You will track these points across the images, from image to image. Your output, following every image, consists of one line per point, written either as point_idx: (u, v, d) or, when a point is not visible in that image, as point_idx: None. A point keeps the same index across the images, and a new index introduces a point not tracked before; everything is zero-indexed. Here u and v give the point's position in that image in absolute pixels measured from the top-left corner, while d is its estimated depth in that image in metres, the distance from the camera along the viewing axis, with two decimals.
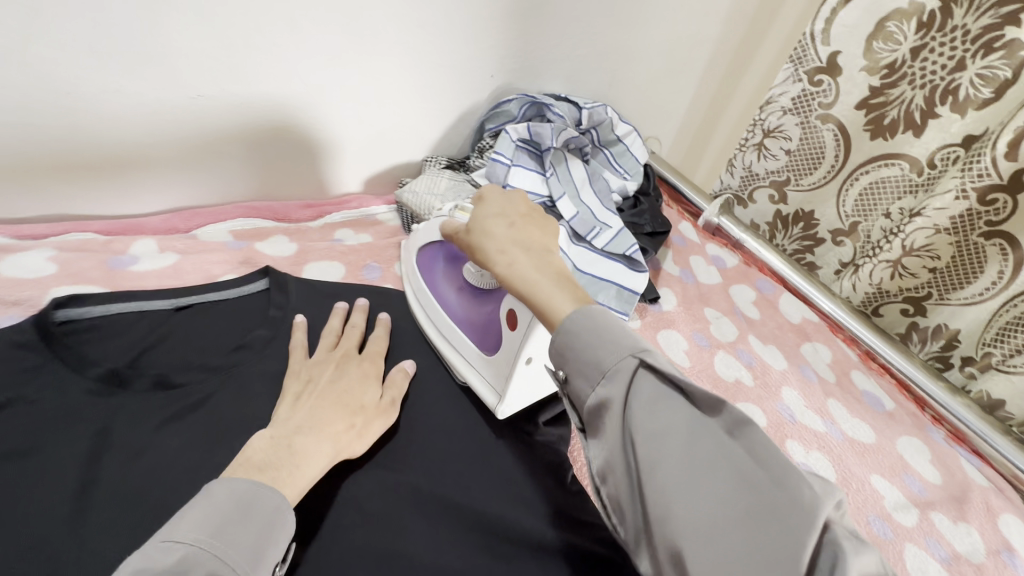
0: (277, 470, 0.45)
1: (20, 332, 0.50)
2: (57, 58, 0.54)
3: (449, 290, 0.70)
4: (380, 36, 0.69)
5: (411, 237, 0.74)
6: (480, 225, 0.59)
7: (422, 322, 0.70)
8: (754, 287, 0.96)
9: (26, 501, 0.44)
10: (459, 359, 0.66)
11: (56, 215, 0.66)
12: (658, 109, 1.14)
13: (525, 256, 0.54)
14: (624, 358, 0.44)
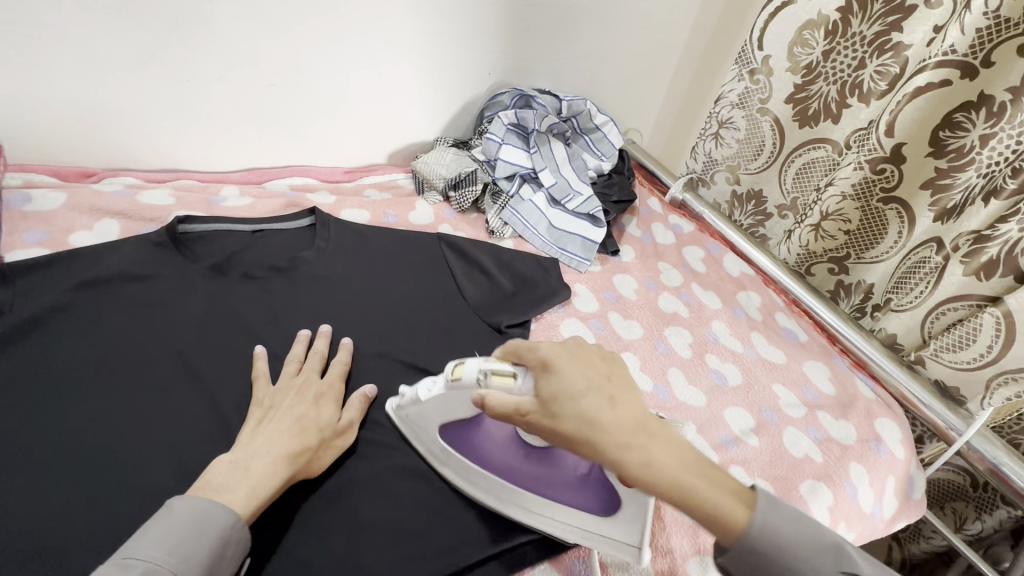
0: (231, 491, 0.55)
1: (158, 237, 0.75)
2: (182, 54, 0.79)
3: (516, 464, 0.64)
4: (399, 40, 0.94)
5: (418, 411, 0.64)
6: (568, 402, 0.49)
7: (501, 506, 0.64)
8: (704, 248, 1.16)
9: (168, 332, 0.70)
10: (570, 531, 0.62)
11: (171, 167, 0.92)
12: (634, 104, 1.36)
13: (652, 443, 0.48)
14: (833, 574, 0.45)
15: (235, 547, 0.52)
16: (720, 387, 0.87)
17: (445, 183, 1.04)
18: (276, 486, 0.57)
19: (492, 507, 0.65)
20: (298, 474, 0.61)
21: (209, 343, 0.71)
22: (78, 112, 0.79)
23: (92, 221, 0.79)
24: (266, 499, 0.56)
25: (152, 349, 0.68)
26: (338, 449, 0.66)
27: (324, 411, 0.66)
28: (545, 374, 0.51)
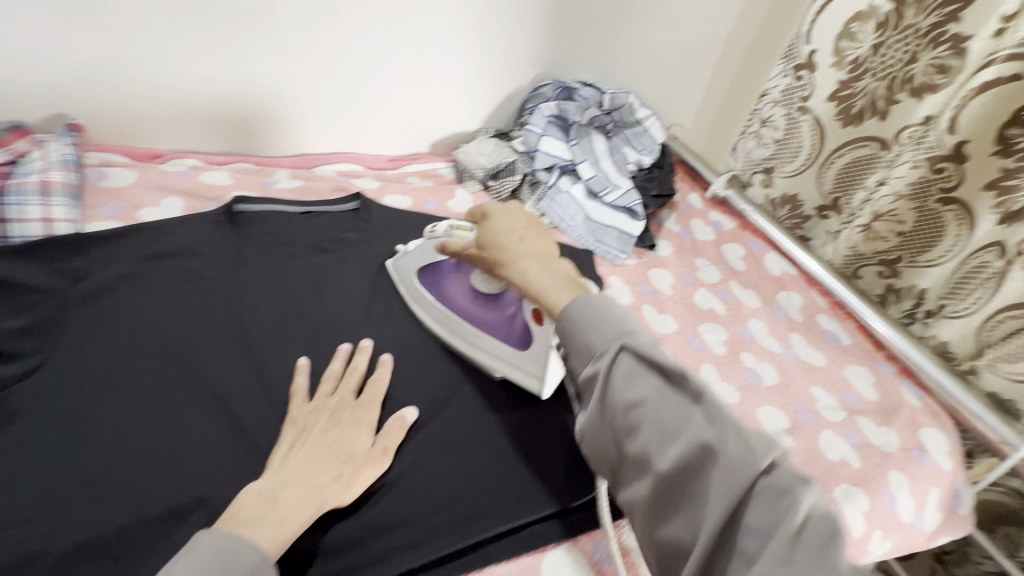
0: (259, 525, 0.49)
1: (218, 215, 0.81)
2: (246, 43, 0.85)
3: (462, 302, 0.77)
4: (445, 31, 0.97)
5: (405, 262, 0.81)
6: (488, 236, 0.67)
7: (445, 337, 0.76)
8: (745, 246, 1.14)
9: (225, 300, 0.73)
10: (495, 358, 0.74)
11: (230, 151, 0.97)
12: (678, 99, 1.34)
13: (531, 262, 0.62)
14: (609, 341, 0.51)
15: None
16: (754, 385, 0.85)
17: (484, 173, 1.07)
18: (304, 519, 0.52)
19: (440, 338, 0.77)
20: (328, 505, 0.55)
21: (265, 313, 0.73)
22: (151, 96, 0.85)
23: (159, 198, 0.84)
24: (293, 535, 0.51)
25: (213, 316, 0.71)
26: (374, 477, 0.60)
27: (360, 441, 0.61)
28: (483, 220, 0.69)
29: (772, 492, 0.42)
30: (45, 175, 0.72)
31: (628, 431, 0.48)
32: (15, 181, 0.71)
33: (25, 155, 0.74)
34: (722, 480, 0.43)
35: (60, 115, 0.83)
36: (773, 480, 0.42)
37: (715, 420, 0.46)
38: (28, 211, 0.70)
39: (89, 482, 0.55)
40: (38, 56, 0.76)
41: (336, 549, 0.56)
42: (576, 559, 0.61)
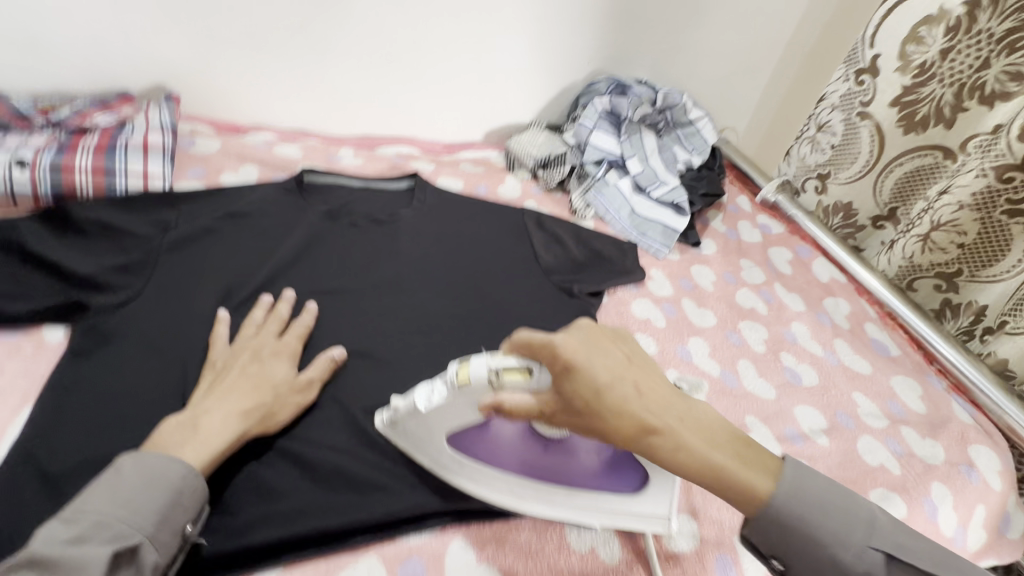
0: (181, 446, 0.53)
1: (287, 183, 0.85)
2: (324, 30, 0.92)
3: (536, 460, 0.59)
4: (505, 24, 1.01)
5: (422, 426, 0.57)
6: (596, 403, 0.47)
7: (523, 508, 0.59)
8: (793, 250, 1.12)
9: (293, 253, 0.79)
10: (601, 515, 0.59)
11: (300, 128, 1.04)
12: (732, 102, 1.33)
13: (686, 430, 0.49)
14: (864, 551, 0.47)
15: (194, 499, 0.51)
16: (792, 385, 0.84)
17: (534, 162, 1.10)
18: (225, 443, 0.56)
19: (523, 509, 0.59)
20: (252, 428, 0.58)
21: (326, 272, 0.79)
22: (236, 74, 0.94)
23: (237, 164, 0.92)
24: (221, 453, 0.55)
25: (281, 266, 0.77)
26: (297, 407, 0.62)
27: (276, 370, 0.63)
28: (566, 374, 0.47)
29: None
30: (145, 138, 0.80)
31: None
32: (120, 141, 0.78)
33: (129, 120, 0.83)
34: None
35: (159, 87, 0.92)
36: None
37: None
38: (129, 167, 0.77)
39: (171, 399, 0.61)
40: (148, 35, 0.86)
41: (364, 484, 0.59)
42: (602, 520, 0.62)
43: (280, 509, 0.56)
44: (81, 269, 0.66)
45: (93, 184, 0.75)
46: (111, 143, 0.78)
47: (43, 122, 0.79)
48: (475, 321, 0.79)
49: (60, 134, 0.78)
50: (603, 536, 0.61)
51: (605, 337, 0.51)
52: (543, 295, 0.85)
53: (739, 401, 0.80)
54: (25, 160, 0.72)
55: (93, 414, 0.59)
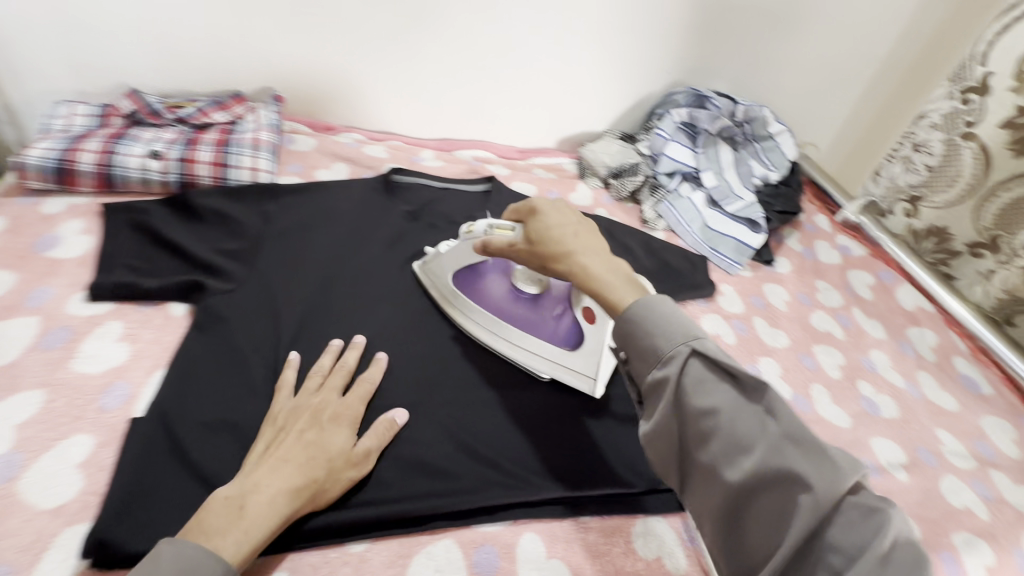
0: (223, 534, 0.47)
1: (375, 182, 0.91)
2: (418, 38, 0.97)
3: (505, 302, 0.73)
4: (588, 33, 1.02)
5: (439, 265, 0.75)
6: (541, 236, 0.60)
7: (488, 341, 0.74)
8: (875, 275, 1.07)
9: (373, 249, 0.82)
10: (541, 359, 0.72)
11: (386, 130, 1.11)
12: (816, 117, 1.28)
13: (593, 257, 0.57)
14: (679, 346, 0.49)
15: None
16: (870, 415, 0.81)
17: (607, 171, 1.11)
18: (271, 528, 0.50)
19: (482, 339, 0.74)
20: (302, 509, 0.53)
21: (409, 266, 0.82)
22: (334, 78, 1.01)
23: (330, 162, 0.99)
24: (263, 542, 0.49)
25: (363, 260, 0.80)
26: (351, 481, 0.56)
27: (336, 438, 0.57)
28: (530, 216, 0.62)
29: (853, 515, 0.41)
30: (257, 134, 0.88)
31: (698, 438, 0.47)
32: (236, 136, 0.87)
33: (242, 118, 0.91)
34: (807, 499, 0.42)
35: (266, 88, 1.01)
36: (855, 499, 0.42)
37: (785, 433, 0.45)
38: (242, 160, 0.85)
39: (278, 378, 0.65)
40: (262, 41, 0.94)
41: (439, 474, 0.61)
42: (669, 532, 0.62)
43: (391, 493, 0.58)
44: (203, 254, 0.73)
45: (211, 175, 0.83)
46: (227, 139, 0.86)
47: (171, 117, 0.88)
48: None
49: (185, 129, 0.87)
50: (670, 547, 0.61)
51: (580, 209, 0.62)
52: None
53: (811, 426, 0.78)
54: (158, 152, 0.81)
55: (209, 387, 0.63)
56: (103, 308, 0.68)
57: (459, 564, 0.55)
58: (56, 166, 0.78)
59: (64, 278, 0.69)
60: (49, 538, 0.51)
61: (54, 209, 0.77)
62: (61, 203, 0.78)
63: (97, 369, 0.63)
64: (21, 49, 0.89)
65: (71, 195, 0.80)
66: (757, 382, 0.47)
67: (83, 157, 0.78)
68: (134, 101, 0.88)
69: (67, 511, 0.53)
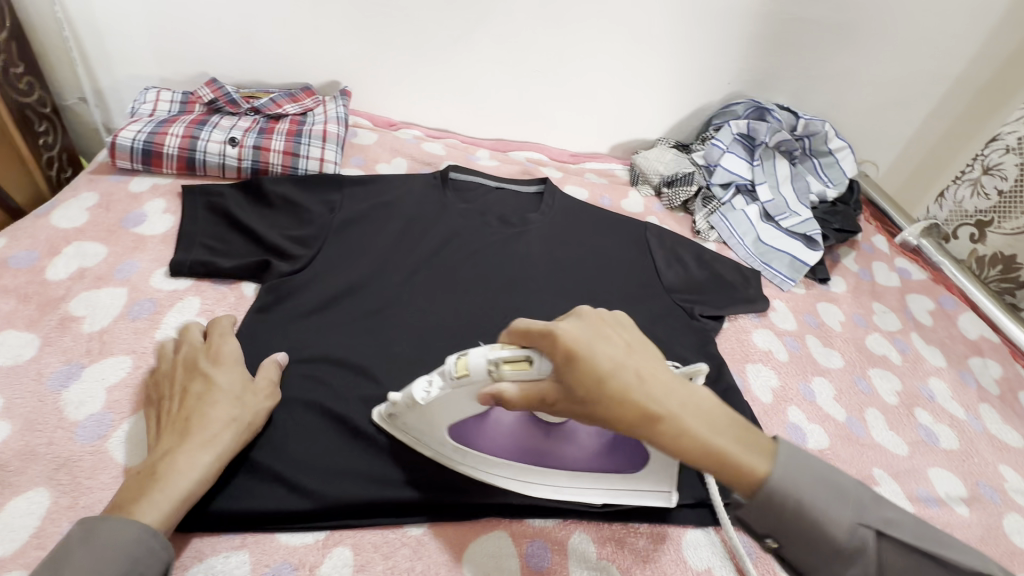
0: (145, 502, 0.48)
1: (432, 178, 0.91)
2: (482, 40, 0.99)
3: (533, 443, 0.59)
4: (650, 41, 1.02)
5: (427, 417, 0.56)
6: (598, 391, 0.44)
7: (525, 491, 0.59)
8: (935, 300, 1.04)
9: (430, 242, 0.83)
10: (596, 493, 0.59)
11: (442, 128, 1.13)
12: (879, 134, 1.24)
13: (680, 411, 0.43)
14: (862, 533, 0.43)
15: (154, 567, 0.46)
16: (929, 445, 0.79)
17: (660, 179, 1.11)
18: (200, 475, 0.52)
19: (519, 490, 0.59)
20: (227, 449, 0.54)
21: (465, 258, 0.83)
22: (398, 75, 1.04)
23: (390, 157, 1.02)
24: (195, 490, 0.51)
25: (421, 254, 0.82)
26: (265, 409, 0.59)
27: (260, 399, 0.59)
28: (567, 361, 0.45)
29: None
30: (325, 126, 0.91)
31: None
32: (306, 128, 0.90)
33: (311, 110, 0.95)
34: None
35: (333, 82, 1.04)
36: None
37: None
38: (311, 151, 0.88)
39: (343, 364, 0.67)
40: (333, 37, 0.97)
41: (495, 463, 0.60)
42: (717, 546, 0.61)
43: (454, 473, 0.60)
44: (272, 238, 0.75)
45: (282, 164, 0.87)
46: (298, 130, 0.89)
47: (246, 107, 0.92)
48: None
49: (259, 118, 0.91)
50: (719, 560, 0.60)
51: (609, 327, 0.48)
52: (664, 311, 0.83)
53: (866, 451, 0.76)
54: (235, 140, 0.85)
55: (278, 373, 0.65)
56: (183, 283, 0.72)
57: (512, 555, 0.56)
58: (144, 147, 0.83)
59: (149, 254, 0.74)
60: None
61: (140, 188, 0.82)
62: (147, 182, 0.83)
63: None
64: (113, 36, 0.95)
65: (156, 175, 0.85)
66: (962, 561, 0.43)
67: (168, 141, 0.83)
68: (212, 89, 0.92)
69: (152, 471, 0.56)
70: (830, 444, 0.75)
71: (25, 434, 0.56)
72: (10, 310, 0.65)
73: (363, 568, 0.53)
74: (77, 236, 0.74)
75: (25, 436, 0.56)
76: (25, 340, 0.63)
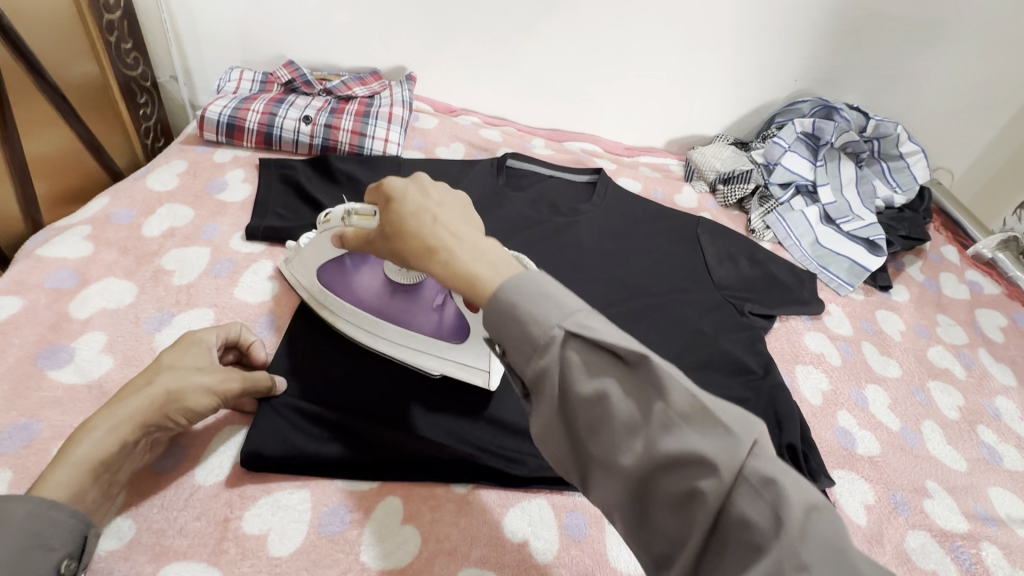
0: (54, 471, 0.46)
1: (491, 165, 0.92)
2: (546, 31, 1.01)
3: (380, 300, 0.67)
4: (715, 37, 1.01)
5: (302, 260, 0.68)
6: (395, 228, 0.47)
7: (367, 341, 0.66)
8: (1009, 317, 0.98)
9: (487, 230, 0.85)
10: (427, 357, 0.65)
11: (500, 116, 1.15)
12: (958, 140, 1.17)
13: (460, 245, 0.44)
14: (553, 330, 0.37)
15: (63, 535, 0.44)
16: (990, 463, 0.75)
17: (716, 175, 1.09)
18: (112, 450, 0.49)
19: (363, 342, 0.66)
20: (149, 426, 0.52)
21: (514, 242, 0.84)
22: (461, 62, 1.07)
23: (449, 141, 1.05)
24: (108, 467, 0.49)
25: None
26: (212, 396, 0.55)
27: (193, 370, 0.55)
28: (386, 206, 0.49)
29: (754, 480, 0.32)
30: (391, 109, 0.95)
31: (588, 429, 0.37)
32: (373, 110, 0.94)
33: (378, 93, 0.99)
34: (708, 481, 0.33)
35: (400, 68, 1.08)
36: (755, 468, 0.32)
37: (672, 408, 0.34)
38: (377, 132, 0.92)
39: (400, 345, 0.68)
40: (402, 25, 1.02)
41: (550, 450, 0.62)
42: None
43: (507, 445, 0.61)
44: None
45: (350, 142, 0.91)
46: (366, 111, 0.94)
47: (319, 88, 0.98)
48: (649, 320, 0.80)
49: (331, 99, 0.97)
50: None
51: (438, 190, 0.49)
52: (713, 307, 0.82)
53: (920, 462, 0.73)
54: (309, 119, 0.91)
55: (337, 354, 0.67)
56: (257, 248, 0.78)
57: (550, 520, 0.58)
58: (228, 121, 0.90)
59: (229, 219, 0.80)
60: (216, 431, 0.60)
61: (223, 159, 0.89)
62: (228, 154, 0.90)
63: (254, 299, 0.72)
64: (203, 17, 1.02)
65: (236, 148, 0.92)
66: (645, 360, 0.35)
67: (249, 117, 0.90)
68: (289, 70, 0.98)
69: (212, 433, 0.60)
70: (880, 451, 0.73)
71: (124, 368, 0.62)
72: (112, 259, 0.72)
73: (413, 517, 0.56)
74: (169, 199, 0.81)
75: (124, 370, 0.62)
76: (125, 287, 0.70)
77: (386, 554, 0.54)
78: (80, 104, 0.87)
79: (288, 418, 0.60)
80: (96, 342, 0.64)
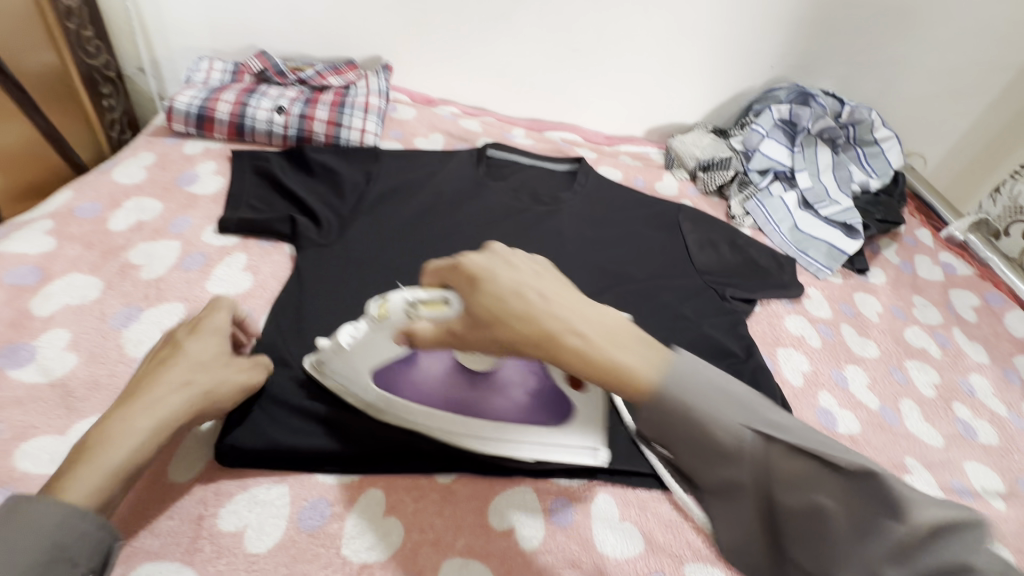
0: (80, 477, 0.45)
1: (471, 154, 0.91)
2: (522, 19, 1.00)
3: (459, 395, 0.59)
4: (692, 24, 1.01)
5: (346, 362, 0.58)
6: (497, 314, 0.43)
7: (449, 441, 0.58)
8: (981, 297, 1.00)
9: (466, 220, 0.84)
10: (528, 448, 0.58)
11: (479, 106, 1.14)
12: (930, 126, 1.19)
13: (590, 329, 0.41)
14: (737, 428, 0.36)
15: (89, 549, 0.42)
16: (966, 438, 0.77)
17: (695, 163, 1.09)
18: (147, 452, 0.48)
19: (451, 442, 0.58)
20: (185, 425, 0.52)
21: (494, 231, 0.83)
22: (437, 52, 1.05)
23: (428, 132, 1.04)
24: (138, 471, 0.48)
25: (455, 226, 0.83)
26: (235, 390, 0.56)
27: (217, 365, 0.55)
28: (472, 284, 0.46)
29: None
30: (368, 99, 0.93)
31: (797, 537, 0.36)
32: (349, 100, 0.92)
33: (354, 83, 0.97)
34: None
35: (376, 58, 1.06)
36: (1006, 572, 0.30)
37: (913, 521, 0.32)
38: (353, 122, 0.90)
39: None
40: (376, 14, 0.99)
41: None
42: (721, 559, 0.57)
43: None
44: (314, 203, 0.77)
45: (325, 133, 0.89)
46: (342, 101, 0.92)
47: (293, 79, 0.96)
48: (631, 306, 0.80)
49: (305, 90, 0.95)
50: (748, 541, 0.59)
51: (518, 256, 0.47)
52: (695, 292, 0.83)
53: (898, 440, 0.74)
54: (283, 109, 0.89)
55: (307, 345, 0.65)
56: (231, 241, 0.76)
57: (535, 507, 0.58)
58: (198, 113, 0.87)
59: (201, 213, 0.78)
60: None
61: (193, 151, 0.86)
62: (199, 146, 0.87)
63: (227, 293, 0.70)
64: (169, 7, 0.98)
65: (207, 140, 0.89)
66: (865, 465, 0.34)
67: (220, 108, 0.87)
68: (261, 61, 0.96)
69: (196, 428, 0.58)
70: (860, 430, 0.74)
71: (89, 366, 0.60)
72: (76, 255, 0.69)
73: (394, 509, 0.55)
74: (136, 192, 0.78)
75: (90, 367, 0.60)
76: (90, 283, 0.67)
77: (369, 547, 0.53)
78: (38, 96, 0.84)
79: (265, 410, 0.59)
80: (59, 340, 0.61)
